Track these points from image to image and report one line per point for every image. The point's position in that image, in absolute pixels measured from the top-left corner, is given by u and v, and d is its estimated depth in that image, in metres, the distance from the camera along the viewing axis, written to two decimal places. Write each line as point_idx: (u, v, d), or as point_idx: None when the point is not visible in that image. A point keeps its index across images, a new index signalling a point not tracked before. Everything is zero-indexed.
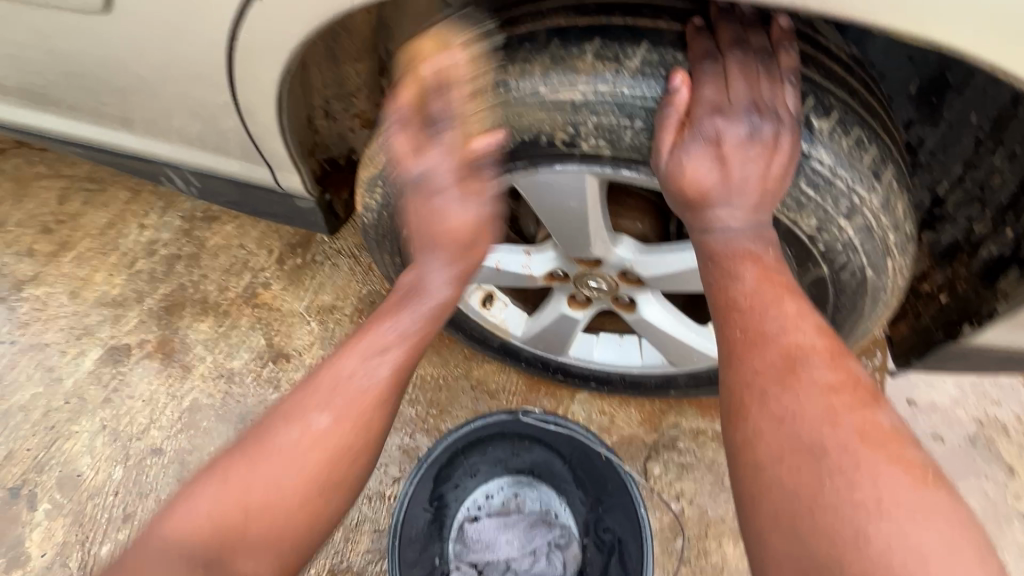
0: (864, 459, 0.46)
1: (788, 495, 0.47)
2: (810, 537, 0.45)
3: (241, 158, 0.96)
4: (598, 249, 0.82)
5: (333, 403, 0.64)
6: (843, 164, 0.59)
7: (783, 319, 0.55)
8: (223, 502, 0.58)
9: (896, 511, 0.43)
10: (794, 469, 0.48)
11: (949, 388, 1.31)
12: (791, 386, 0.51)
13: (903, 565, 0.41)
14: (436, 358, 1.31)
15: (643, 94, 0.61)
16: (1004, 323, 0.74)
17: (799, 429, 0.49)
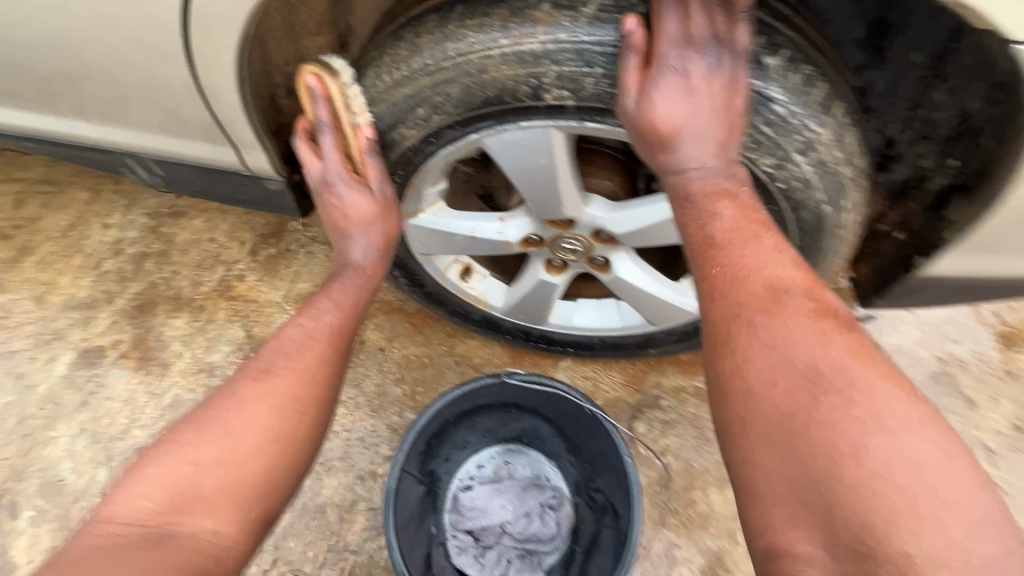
0: (856, 377, 0.53)
1: (767, 432, 0.55)
2: (794, 464, 0.52)
3: (203, 139, 0.95)
4: (569, 208, 0.84)
5: (291, 363, 0.77)
6: (793, 102, 0.62)
7: (760, 254, 0.63)
8: (174, 463, 0.66)
9: (886, 421, 0.50)
10: (784, 397, 0.55)
11: (912, 330, 1.38)
12: (779, 317, 0.58)
13: (891, 468, 0.48)
14: (418, 337, 1.33)
15: (601, 39, 0.63)
16: (955, 250, 0.77)
17: (778, 362, 0.57)
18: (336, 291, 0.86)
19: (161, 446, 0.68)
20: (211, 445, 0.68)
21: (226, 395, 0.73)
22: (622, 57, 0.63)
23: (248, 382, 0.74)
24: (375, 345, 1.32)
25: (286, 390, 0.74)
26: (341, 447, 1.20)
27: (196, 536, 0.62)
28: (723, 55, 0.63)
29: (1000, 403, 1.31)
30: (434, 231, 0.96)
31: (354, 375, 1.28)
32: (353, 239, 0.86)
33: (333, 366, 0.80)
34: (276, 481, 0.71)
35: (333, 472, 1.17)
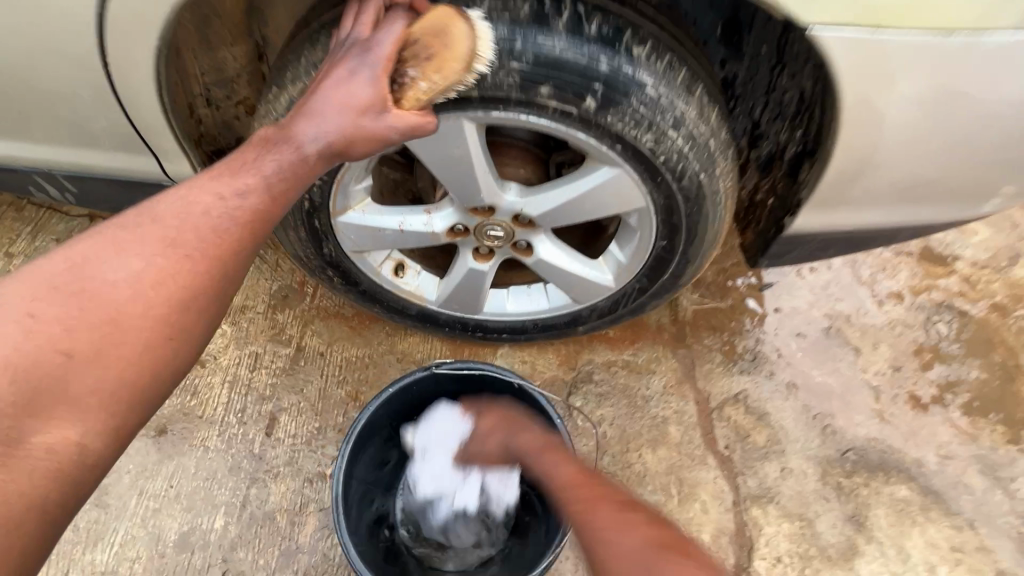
0: None
1: (625, 549, 0.65)
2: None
3: (114, 148, 0.95)
4: (487, 195, 0.92)
5: (188, 236, 0.69)
6: (660, 85, 0.76)
7: None
8: (19, 334, 0.59)
9: None
10: (602, 548, 0.66)
11: (804, 294, 1.57)
12: (604, 509, 0.70)
13: None
14: (358, 339, 1.36)
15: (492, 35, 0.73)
16: (808, 207, 0.90)
17: (638, 551, 0.64)
18: (264, 160, 0.73)
19: (17, 298, 0.61)
20: (67, 315, 0.62)
21: (101, 270, 0.65)
22: (514, 50, 0.73)
23: (143, 260, 0.67)
24: (315, 351, 1.34)
25: (177, 277, 0.67)
26: (287, 453, 1.20)
27: (73, 435, 0.60)
28: (598, 46, 0.74)
29: (880, 349, 1.52)
30: (363, 227, 1.01)
31: (295, 382, 1.29)
32: (317, 111, 0.71)
33: (242, 256, 0.72)
34: (153, 385, 0.66)
35: (280, 478, 1.17)
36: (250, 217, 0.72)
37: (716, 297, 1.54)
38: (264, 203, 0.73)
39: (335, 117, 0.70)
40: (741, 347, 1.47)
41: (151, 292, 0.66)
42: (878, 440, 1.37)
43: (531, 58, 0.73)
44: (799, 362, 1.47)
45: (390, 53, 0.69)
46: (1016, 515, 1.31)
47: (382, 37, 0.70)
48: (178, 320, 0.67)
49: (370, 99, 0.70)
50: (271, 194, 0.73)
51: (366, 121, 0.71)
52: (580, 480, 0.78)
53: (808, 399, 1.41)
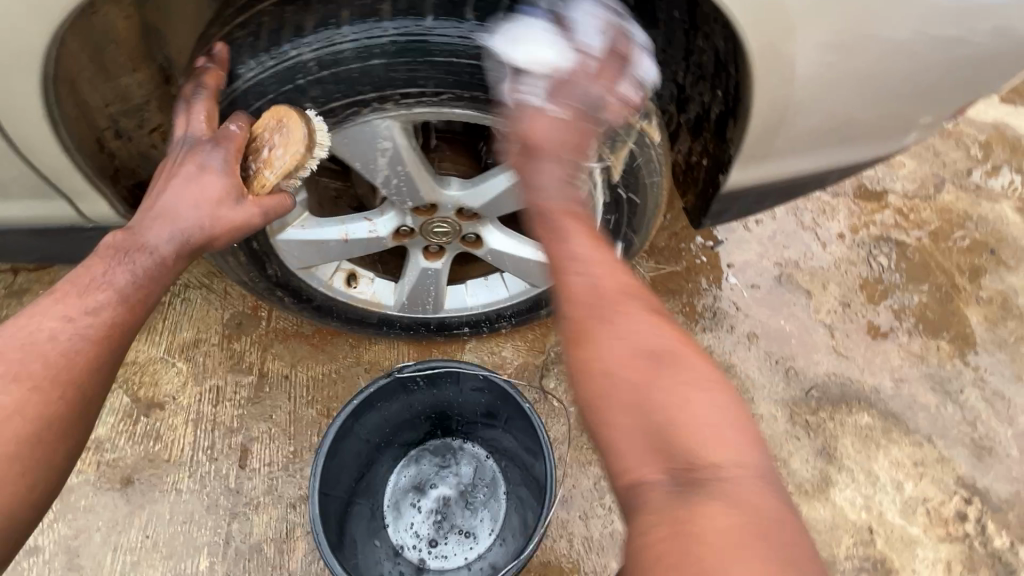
0: (675, 358, 0.62)
1: (680, 368, 0.61)
2: (642, 430, 0.59)
3: (23, 196, 0.89)
4: (427, 192, 0.93)
5: (32, 355, 0.67)
6: (579, 64, 0.80)
7: (604, 264, 0.68)
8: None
9: (701, 397, 0.59)
10: (634, 372, 0.61)
11: (754, 246, 1.63)
12: (637, 313, 0.64)
13: (706, 423, 0.58)
14: (322, 355, 1.33)
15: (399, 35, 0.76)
16: (739, 163, 0.92)
17: (689, 370, 0.61)
18: (114, 270, 0.74)
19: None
20: None
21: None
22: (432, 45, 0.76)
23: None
24: (279, 375, 1.31)
25: (24, 406, 0.65)
26: (265, 482, 1.17)
27: None
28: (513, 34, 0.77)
29: (829, 288, 1.59)
30: (306, 242, 0.99)
31: (263, 410, 1.26)
32: (175, 207, 0.76)
33: (99, 363, 0.70)
34: (22, 516, 0.64)
35: (261, 509, 1.15)
36: (103, 329, 0.71)
37: (670, 261, 1.58)
38: (119, 310, 0.72)
39: (198, 212, 0.76)
40: (701, 306, 1.52)
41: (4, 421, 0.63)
42: (837, 375, 1.45)
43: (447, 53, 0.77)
44: (756, 312, 1.52)
45: (237, 147, 0.79)
46: (967, 424, 1.40)
47: (225, 138, 0.79)
48: (39, 449, 0.65)
49: (235, 192, 0.78)
50: (127, 302, 0.73)
51: (223, 211, 0.78)
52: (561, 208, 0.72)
53: (768, 346, 1.47)
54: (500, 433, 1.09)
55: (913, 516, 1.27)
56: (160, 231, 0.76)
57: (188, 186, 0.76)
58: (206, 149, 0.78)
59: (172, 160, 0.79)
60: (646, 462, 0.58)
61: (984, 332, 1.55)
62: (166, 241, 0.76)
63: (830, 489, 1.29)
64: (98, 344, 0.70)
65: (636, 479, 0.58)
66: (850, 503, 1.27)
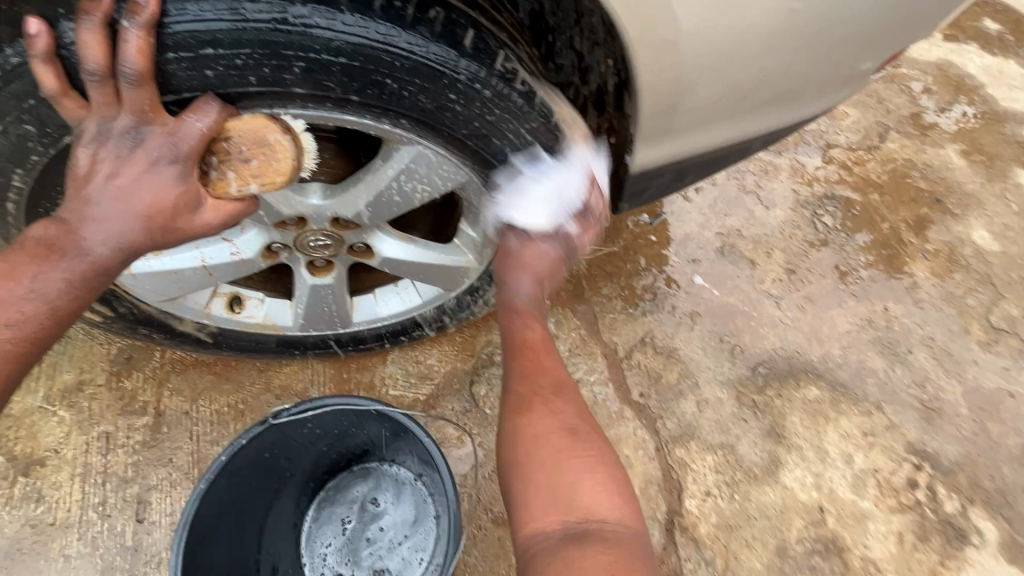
0: (592, 445, 0.77)
1: (591, 448, 0.76)
2: (550, 494, 0.72)
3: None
4: (285, 203, 0.81)
5: None
6: (408, 36, 0.66)
7: (546, 350, 0.88)
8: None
9: (596, 474, 0.74)
10: (557, 444, 0.75)
11: (694, 217, 1.53)
12: (566, 397, 0.82)
13: (595, 495, 0.72)
14: (227, 384, 1.21)
15: (196, 22, 0.61)
16: (639, 140, 0.81)
17: (594, 452, 0.76)
18: (46, 274, 0.65)
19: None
20: None
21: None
22: (210, 30, 0.61)
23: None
24: (178, 412, 1.17)
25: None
26: (167, 535, 1.06)
27: None
28: (312, 6, 0.63)
29: (773, 256, 1.51)
30: (159, 274, 0.86)
31: (161, 454, 1.13)
32: (104, 216, 0.66)
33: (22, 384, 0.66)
34: None
35: (165, 565, 1.04)
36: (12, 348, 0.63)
37: (607, 241, 1.47)
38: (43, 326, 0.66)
39: (130, 220, 0.66)
40: (640, 288, 1.42)
41: None
42: (784, 348, 1.38)
43: (234, 37, 0.62)
44: (698, 288, 1.44)
45: (200, 146, 0.65)
46: (916, 385, 1.36)
47: (168, 137, 0.64)
48: None
49: (183, 204, 0.67)
50: (53, 316, 0.66)
51: (177, 223, 0.69)
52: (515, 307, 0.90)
53: (712, 324, 1.39)
54: (413, 460, 1.02)
55: (864, 489, 1.23)
56: (101, 244, 0.67)
57: (129, 195, 0.65)
58: (160, 149, 0.64)
59: (100, 161, 0.64)
60: (543, 514, 0.70)
61: (932, 287, 1.50)
62: (105, 249, 0.67)
63: (780, 470, 1.24)
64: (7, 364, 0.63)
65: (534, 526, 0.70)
66: (800, 483, 1.22)
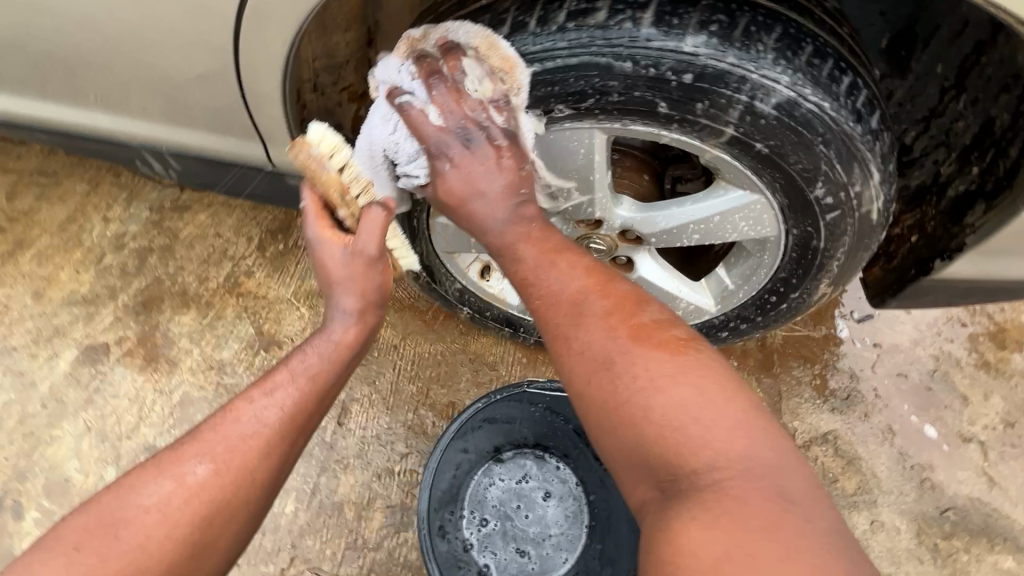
0: (666, 372, 0.61)
1: (687, 371, 0.61)
2: (637, 449, 0.60)
3: (208, 129, 0.95)
4: (599, 208, 0.87)
5: (230, 440, 0.66)
6: (838, 107, 0.69)
7: (561, 275, 0.72)
8: (56, 565, 0.57)
9: (689, 407, 0.59)
10: (627, 383, 0.62)
11: (909, 330, 1.42)
12: (616, 319, 0.67)
13: (692, 424, 0.58)
14: (432, 334, 1.31)
15: (657, 44, 0.66)
16: (973, 252, 0.81)
17: (692, 392, 0.59)
18: (304, 354, 0.75)
19: (45, 549, 0.59)
20: (91, 550, 0.58)
21: (136, 500, 0.62)
22: (682, 60, 0.66)
23: (177, 478, 0.63)
24: (389, 343, 1.30)
25: (208, 489, 0.64)
26: (357, 445, 1.19)
27: None
28: (779, 61, 0.67)
29: (994, 400, 1.36)
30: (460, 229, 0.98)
31: (368, 373, 1.26)
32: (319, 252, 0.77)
33: (283, 447, 0.69)
34: None
35: (349, 470, 1.17)
36: (288, 407, 0.70)
37: (809, 324, 1.41)
38: (306, 386, 0.72)
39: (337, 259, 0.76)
40: (833, 382, 1.36)
41: (198, 496, 0.63)
42: (979, 501, 1.26)
43: (682, 64, 0.67)
44: (896, 405, 1.34)
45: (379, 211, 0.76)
46: None
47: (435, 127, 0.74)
48: (222, 531, 0.64)
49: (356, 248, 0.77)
50: (311, 378, 0.73)
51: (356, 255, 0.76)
52: (525, 233, 0.76)
53: (903, 447, 1.30)
54: (591, 475, 1.10)
55: None
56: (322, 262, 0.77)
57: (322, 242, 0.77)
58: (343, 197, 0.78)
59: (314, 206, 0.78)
60: (636, 480, 0.61)
61: None
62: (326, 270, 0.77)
63: None
64: (295, 402, 0.71)
65: (637, 495, 0.61)
66: None
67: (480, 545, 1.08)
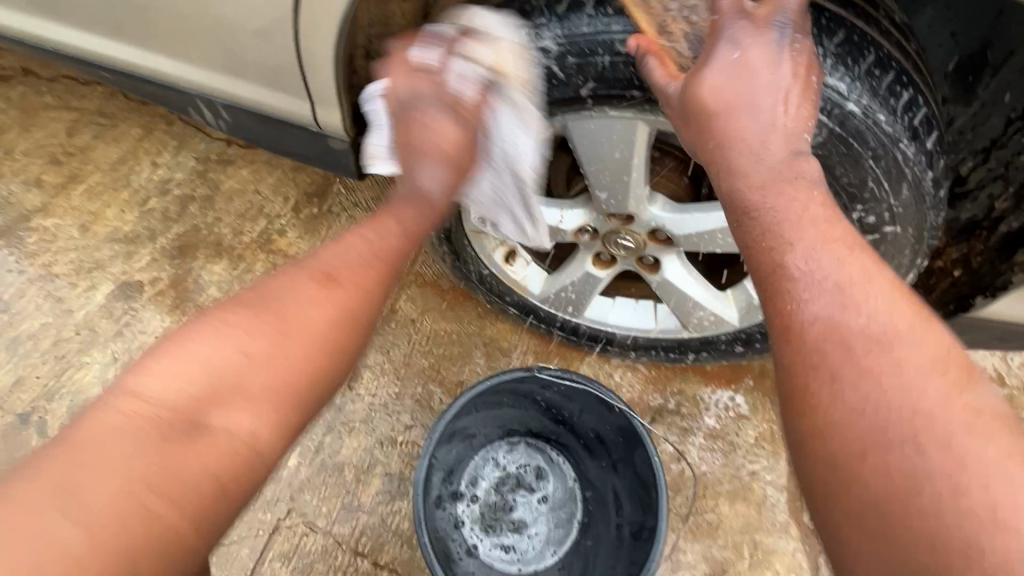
0: (968, 448, 0.44)
1: (991, 436, 0.45)
2: (881, 485, 0.45)
3: (259, 83, 0.98)
4: (632, 202, 0.91)
5: (347, 274, 0.70)
6: (894, 123, 0.66)
7: (846, 297, 0.52)
8: (211, 344, 0.61)
9: (1000, 500, 0.42)
10: (907, 456, 0.45)
11: None
12: (904, 361, 0.49)
13: (993, 525, 0.41)
14: (450, 313, 1.32)
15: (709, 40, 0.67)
16: (1016, 293, 0.80)
17: (1017, 482, 0.42)
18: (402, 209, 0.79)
19: (176, 340, 0.61)
20: (248, 323, 0.63)
21: (285, 301, 0.66)
22: None
23: (304, 284, 0.68)
24: (406, 317, 1.31)
25: (334, 299, 0.68)
26: (365, 410, 1.21)
27: (228, 432, 0.57)
28: (838, 68, 0.64)
29: None
30: None
31: (383, 343, 1.29)
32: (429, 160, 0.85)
33: (377, 280, 0.72)
34: (315, 407, 0.66)
35: (354, 434, 1.19)
36: (386, 251, 0.74)
37: None
38: (401, 239, 0.77)
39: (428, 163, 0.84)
40: None
41: (334, 298, 0.68)
42: None
43: None
44: None
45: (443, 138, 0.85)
46: None
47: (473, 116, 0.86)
48: (340, 348, 0.68)
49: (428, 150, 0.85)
50: (407, 233, 0.78)
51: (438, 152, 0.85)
52: (792, 207, 0.58)
53: None
54: (586, 475, 1.10)
55: None
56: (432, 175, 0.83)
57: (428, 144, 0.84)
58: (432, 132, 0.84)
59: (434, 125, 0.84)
60: None
61: None
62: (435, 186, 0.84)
63: None
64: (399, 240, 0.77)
65: None
66: None
67: (469, 525, 1.09)
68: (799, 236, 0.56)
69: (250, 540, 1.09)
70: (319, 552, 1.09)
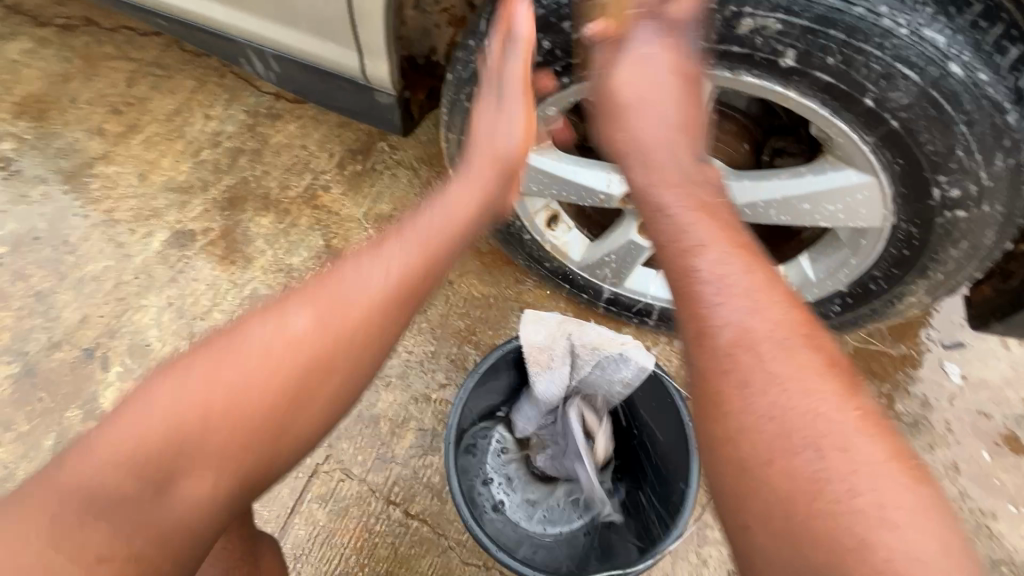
0: (858, 459, 0.51)
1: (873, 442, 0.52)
2: (785, 488, 0.52)
3: (310, 33, 0.97)
4: None
5: (341, 306, 0.67)
6: (997, 84, 0.62)
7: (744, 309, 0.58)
8: (153, 410, 0.60)
9: (894, 516, 0.48)
10: (804, 481, 0.51)
11: (1002, 367, 1.28)
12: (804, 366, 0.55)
13: (876, 528, 0.48)
14: (488, 277, 1.32)
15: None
16: None
17: (900, 487, 0.50)
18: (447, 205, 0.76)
19: (139, 394, 0.62)
20: (208, 392, 0.61)
21: (247, 350, 0.64)
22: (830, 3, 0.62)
23: (281, 330, 0.66)
24: (445, 278, 1.32)
25: (309, 338, 0.66)
26: (401, 366, 1.24)
27: (185, 490, 0.59)
28: (938, 19, 0.62)
29: None
30: (539, 171, 0.96)
31: (421, 302, 1.30)
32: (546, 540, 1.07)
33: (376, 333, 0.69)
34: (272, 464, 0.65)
35: (390, 389, 1.22)
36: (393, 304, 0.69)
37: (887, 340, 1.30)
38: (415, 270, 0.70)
39: None
40: (902, 405, 1.25)
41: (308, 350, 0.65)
42: None
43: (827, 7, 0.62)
44: (970, 444, 1.22)
45: None
46: None
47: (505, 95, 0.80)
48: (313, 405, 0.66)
49: None
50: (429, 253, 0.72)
51: None
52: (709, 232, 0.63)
53: (968, 487, 1.19)
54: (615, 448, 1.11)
55: None
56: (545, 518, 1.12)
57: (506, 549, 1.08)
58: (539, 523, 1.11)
59: None
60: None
61: None
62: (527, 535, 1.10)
63: None
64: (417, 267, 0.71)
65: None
66: None
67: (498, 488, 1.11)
68: (704, 240, 0.63)
69: (290, 481, 1.14)
70: (354, 498, 1.14)
